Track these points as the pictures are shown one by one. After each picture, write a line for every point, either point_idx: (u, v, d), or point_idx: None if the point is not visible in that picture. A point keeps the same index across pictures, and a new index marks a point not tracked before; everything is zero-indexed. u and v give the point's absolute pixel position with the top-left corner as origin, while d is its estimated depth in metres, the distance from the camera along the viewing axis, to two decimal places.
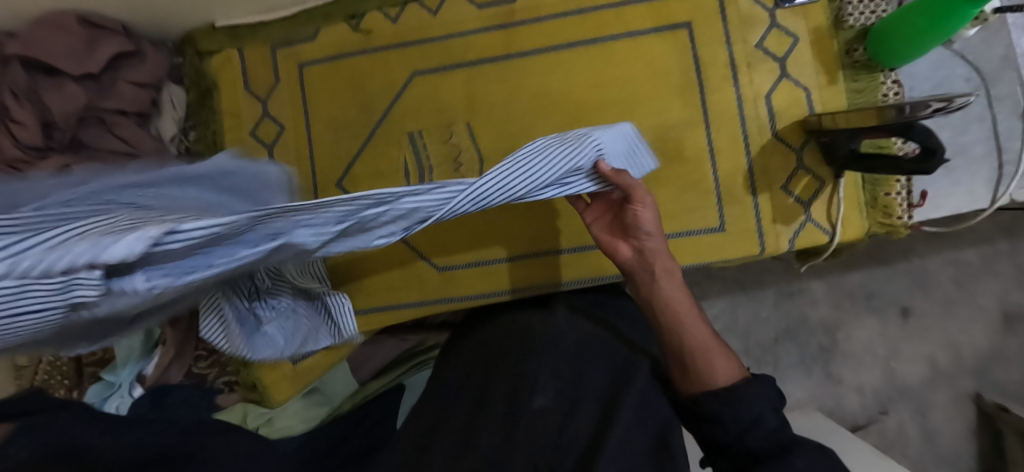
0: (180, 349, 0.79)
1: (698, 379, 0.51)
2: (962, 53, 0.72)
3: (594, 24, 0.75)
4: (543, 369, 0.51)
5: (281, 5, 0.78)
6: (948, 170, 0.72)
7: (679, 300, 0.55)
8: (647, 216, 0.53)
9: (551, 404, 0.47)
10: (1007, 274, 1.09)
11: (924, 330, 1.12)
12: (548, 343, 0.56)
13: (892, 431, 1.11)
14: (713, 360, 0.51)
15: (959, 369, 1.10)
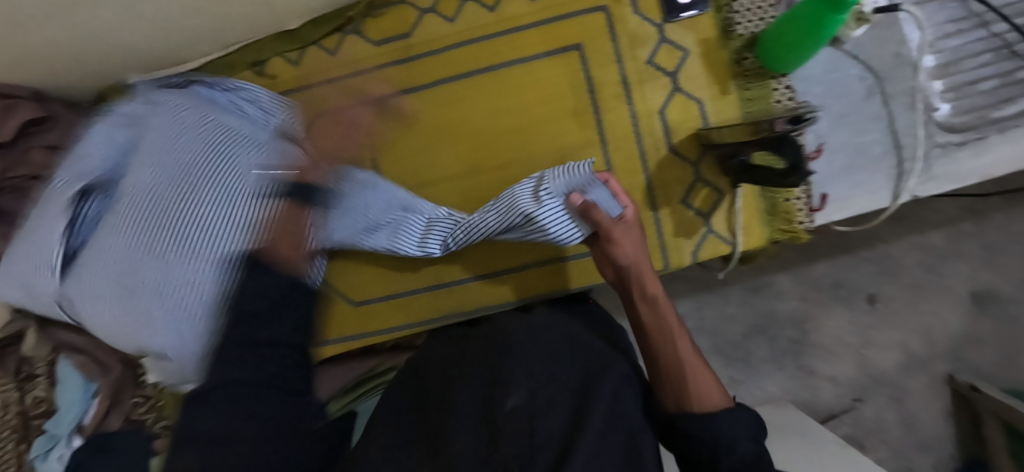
0: (117, 397, 0.82)
1: (683, 401, 0.48)
2: (853, 53, 0.72)
3: (487, 52, 0.76)
4: (517, 369, 0.48)
5: (188, 57, 0.81)
6: (848, 171, 0.72)
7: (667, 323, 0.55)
8: (628, 241, 0.58)
9: (526, 404, 0.43)
10: (976, 254, 1.02)
11: (892, 314, 1.04)
12: (523, 345, 0.53)
13: (869, 420, 1.04)
14: (700, 388, 0.48)
15: (933, 353, 1.03)
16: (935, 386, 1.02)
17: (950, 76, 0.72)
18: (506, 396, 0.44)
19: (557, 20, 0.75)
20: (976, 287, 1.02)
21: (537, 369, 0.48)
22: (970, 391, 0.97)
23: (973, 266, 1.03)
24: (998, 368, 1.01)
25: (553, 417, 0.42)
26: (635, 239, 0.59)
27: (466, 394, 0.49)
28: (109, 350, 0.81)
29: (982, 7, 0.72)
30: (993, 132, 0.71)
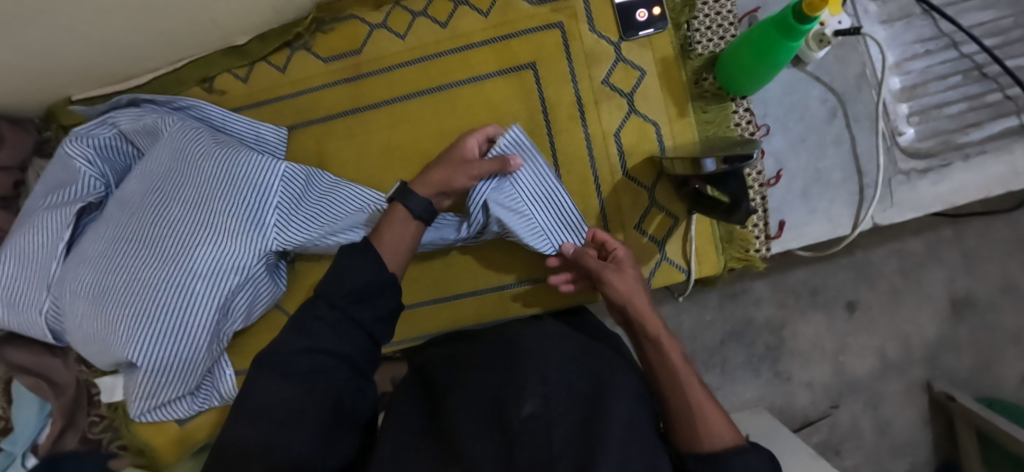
0: (72, 417, 0.80)
1: (697, 438, 0.43)
2: (815, 74, 0.69)
3: (438, 71, 0.74)
4: (533, 371, 0.42)
5: (131, 75, 0.77)
6: (807, 197, 0.70)
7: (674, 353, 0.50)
8: (627, 268, 0.57)
9: (543, 411, 0.37)
10: (956, 262, 0.91)
11: (871, 322, 0.93)
12: (535, 349, 0.47)
13: (845, 426, 0.93)
14: (715, 424, 0.43)
15: (911, 359, 0.93)
16: (912, 393, 0.92)
17: (916, 99, 0.70)
18: (518, 404, 0.39)
19: (509, 38, 0.73)
20: (956, 294, 0.91)
21: (549, 376, 0.42)
22: (946, 401, 0.87)
23: (952, 272, 0.92)
24: (978, 374, 0.91)
25: (566, 421, 0.37)
26: (631, 282, 0.56)
27: (468, 406, 0.42)
28: (64, 370, 0.80)
29: (951, 26, 0.69)
30: (958, 159, 0.69)
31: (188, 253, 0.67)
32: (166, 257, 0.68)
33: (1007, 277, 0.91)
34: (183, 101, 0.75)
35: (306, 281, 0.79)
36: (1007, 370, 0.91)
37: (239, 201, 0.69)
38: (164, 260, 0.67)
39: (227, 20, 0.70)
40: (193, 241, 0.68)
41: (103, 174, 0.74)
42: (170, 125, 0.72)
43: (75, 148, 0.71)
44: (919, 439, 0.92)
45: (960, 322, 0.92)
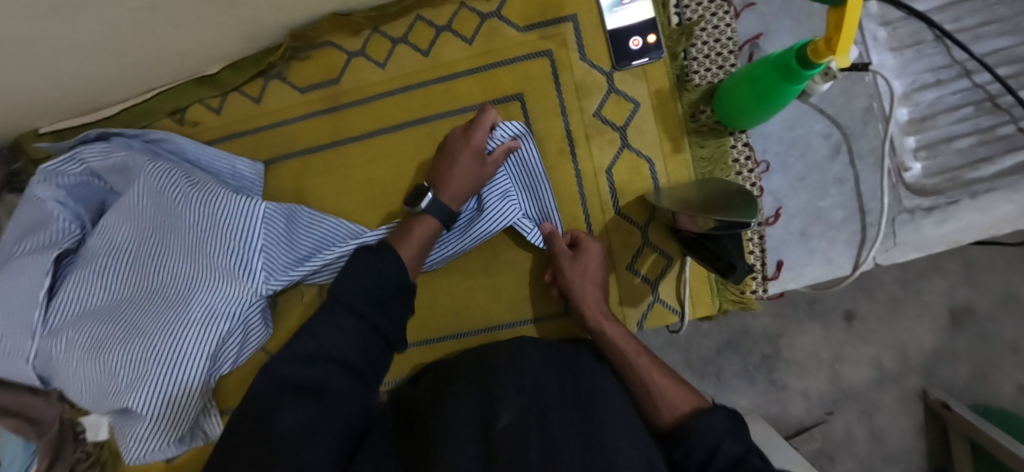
0: (58, 451, 0.77)
1: (656, 412, 0.49)
2: (819, 106, 0.66)
3: (420, 102, 0.70)
4: (506, 383, 0.42)
5: (100, 106, 0.73)
6: (805, 237, 0.67)
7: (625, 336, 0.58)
8: (585, 259, 0.63)
9: (519, 421, 0.37)
10: (955, 271, 0.84)
11: (868, 331, 0.86)
12: (512, 358, 0.47)
13: (838, 434, 0.86)
14: (669, 395, 0.49)
15: (907, 368, 0.85)
16: (908, 402, 0.85)
17: (925, 132, 0.66)
18: (496, 413, 0.39)
19: (495, 68, 0.69)
20: (955, 303, 0.84)
21: (543, 385, 0.43)
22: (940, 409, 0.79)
23: (951, 281, 0.84)
24: (976, 384, 0.84)
25: (565, 428, 0.37)
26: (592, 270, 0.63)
27: (452, 407, 0.41)
28: (46, 408, 0.77)
29: (964, 54, 0.65)
30: (965, 197, 0.65)
31: (186, 301, 0.64)
32: (155, 300, 0.65)
33: (1008, 286, 0.83)
34: (156, 134, 0.71)
35: (288, 322, 0.76)
36: (1007, 380, 0.83)
37: (224, 245, 0.66)
38: (155, 302, 0.65)
39: (194, 52, 0.66)
40: (184, 282, 0.65)
41: (79, 214, 0.71)
42: (143, 165, 0.67)
43: (46, 190, 0.68)
44: (913, 446, 0.85)
45: (959, 332, 0.84)
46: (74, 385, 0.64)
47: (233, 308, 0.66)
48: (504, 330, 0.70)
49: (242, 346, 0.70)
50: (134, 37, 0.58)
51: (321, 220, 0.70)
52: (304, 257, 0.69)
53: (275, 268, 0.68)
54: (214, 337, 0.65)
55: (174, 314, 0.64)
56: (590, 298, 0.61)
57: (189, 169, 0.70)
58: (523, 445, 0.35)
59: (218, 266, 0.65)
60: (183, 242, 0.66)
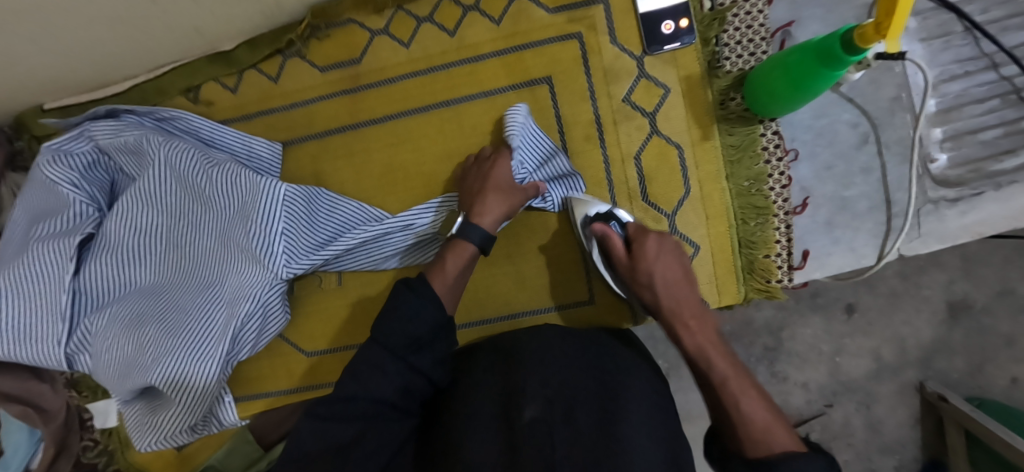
0: (64, 441, 0.77)
1: (741, 445, 0.44)
2: (848, 96, 0.66)
3: (445, 84, 0.69)
4: (531, 376, 0.44)
5: (107, 83, 0.70)
6: (831, 227, 0.67)
7: (717, 345, 0.53)
8: (659, 258, 0.58)
9: (544, 416, 0.39)
10: (954, 265, 0.85)
11: (868, 324, 0.86)
12: (538, 348, 0.49)
13: (836, 426, 0.87)
14: (773, 429, 0.43)
15: (905, 361, 0.86)
16: (906, 395, 0.85)
17: (950, 123, 0.67)
18: (520, 409, 0.41)
19: (522, 50, 0.67)
20: (954, 298, 0.85)
21: (570, 379, 0.45)
22: (938, 400, 0.80)
23: (950, 275, 0.85)
24: (971, 376, 0.84)
25: (584, 427, 0.39)
26: (668, 257, 0.59)
27: (475, 414, 0.43)
28: (52, 396, 0.74)
29: (992, 45, 0.65)
30: (989, 188, 0.65)
31: (218, 281, 0.65)
32: (190, 281, 0.66)
33: (1006, 281, 0.83)
34: (167, 112, 0.69)
35: (307, 309, 0.74)
36: (1002, 372, 0.84)
37: (248, 228, 0.64)
38: (189, 282, 0.66)
39: (213, 26, 0.63)
40: (216, 263, 0.66)
41: (93, 197, 0.68)
42: (158, 145, 0.65)
43: (57, 172, 0.65)
44: (910, 436, 0.85)
45: (958, 325, 0.85)
46: (102, 367, 0.64)
47: (261, 291, 0.65)
48: (527, 317, 0.69)
49: (265, 332, 0.69)
50: (156, 9, 0.56)
51: (342, 205, 0.70)
52: (325, 240, 0.68)
53: (303, 253, 0.66)
54: (243, 319, 0.65)
55: (208, 294, 0.65)
56: (683, 302, 0.56)
57: (205, 149, 0.68)
58: (549, 443, 0.36)
59: (246, 248, 0.64)
60: (215, 224, 0.66)
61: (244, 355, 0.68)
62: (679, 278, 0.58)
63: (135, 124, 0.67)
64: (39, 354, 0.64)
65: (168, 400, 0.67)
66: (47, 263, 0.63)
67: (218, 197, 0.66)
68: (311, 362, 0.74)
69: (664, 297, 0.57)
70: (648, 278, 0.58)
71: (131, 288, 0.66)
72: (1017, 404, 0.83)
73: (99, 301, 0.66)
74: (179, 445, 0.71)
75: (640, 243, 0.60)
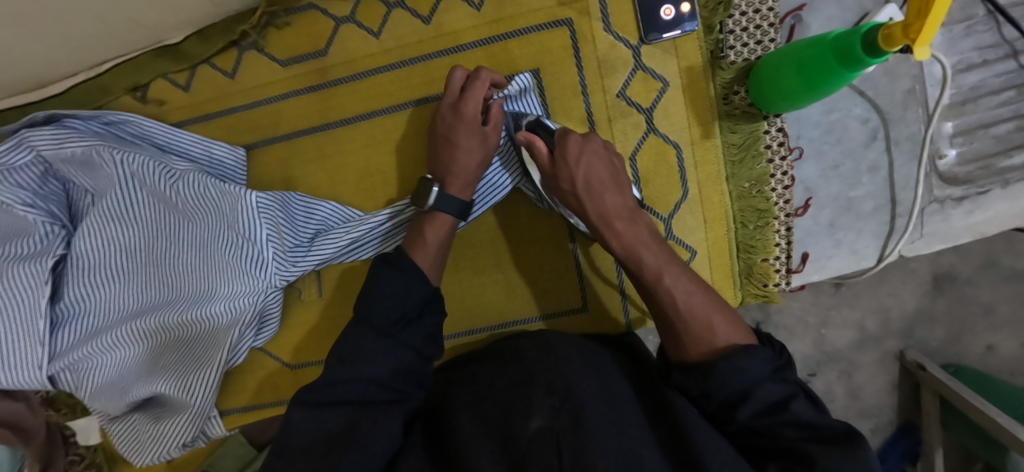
0: (49, 457, 0.74)
1: (682, 344, 0.42)
2: (860, 88, 0.62)
3: (422, 78, 0.62)
4: (534, 385, 0.40)
5: (43, 84, 0.62)
6: (833, 228, 0.64)
7: (647, 242, 0.49)
8: (583, 160, 0.51)
9: (552, 424, 0.35)
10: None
11: (855, 296, 0.85)
12: (538, 357, 0.46)
13: (819, 393, 0.88)
14: (712, 319, 0.42)
15: (888, 331, 0.85)
16: (886, 363, 0.86)
17: (963, 116, 0.63)
18: (525, 419, 0.37)
19: (507, 39, 0.61)
20: (939, 269, 0.84)
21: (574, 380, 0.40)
22: (917, 369, 0.81)
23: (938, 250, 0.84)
24: (949, 345, 0.85)
25: (601, 431, 0.35)
26: (598, 157, 0.52)
27: (473, 425, 0.40)
28: (32, 417, 0.71)
29: (1014, 32, 0.61)
30: (997, 186, 0.63)
31: (207, 293, 0.63)
32: (176, 295, 0.63)
33: (991, 253, 0.83)
34: (114, 115, 0.63)
35: (289, 322, 0.71)
36: (979, 340, 0.84)
37: (236, 238, 0.63)
38: (177, 297, 0.63)
39: (155, 18, 0.56)
40: (200, 276, 0.63)
41: (54, 213, 0.64)
42: (110, 157, 0.60)
43: (6, 191, 0.60)
44: (887, 402, 0.86)
45: (940, 297, 0.84)
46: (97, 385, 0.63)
47: (256, 298, 0.65)
48: (518, 326, 0.67)
49: (260, 334, 0.69)
50: (88, 2, 0.48)
51: (312, 205, 0.65)
52: (307, 243, 0.66)
53: (293, 262, 0.65)
54: (240, 327, 0.64)
55: (197, 307, 0.63)
56: (610, 207, 0.50)
57: (163, 156, 0.63)
58: (556, 451, 0.33)
59: (236, 257, 0.63)
60: (195, 235, 0.63)
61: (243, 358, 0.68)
62: (605, 179, 0.51)
63: (79, 130, 0.61)
64: (19, 381, 0.61)
65: (166, 411, 0.67)
66: (16, 289, 0.60)
67: (194, 207, 0.62)
68: (297, 375, 0.71)
69: (591, 201, 0.51)
70: (572, 185, 0.51)
71: (105, 307, 0.63)
72: (990, 372, 0.85)
73: (78, 321, 0.63)
74: (172, 457, 0.70)
75: (559, 146, 0.52)
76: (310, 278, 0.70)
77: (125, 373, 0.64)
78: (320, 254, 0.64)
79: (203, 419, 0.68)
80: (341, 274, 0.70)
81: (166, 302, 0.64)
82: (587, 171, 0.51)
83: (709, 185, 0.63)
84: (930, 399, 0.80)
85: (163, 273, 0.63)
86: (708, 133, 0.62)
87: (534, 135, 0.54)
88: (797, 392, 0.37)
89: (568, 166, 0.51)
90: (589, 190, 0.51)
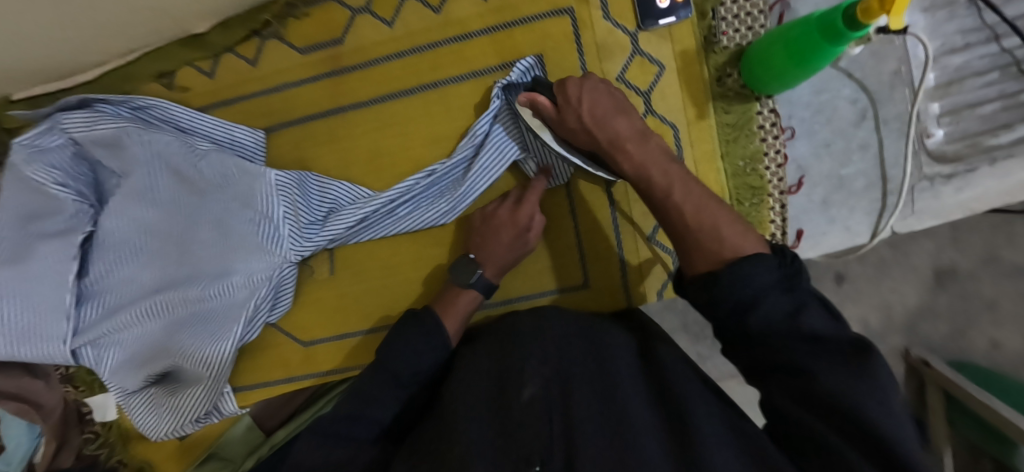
0: (63, 436, 0.77)
1: (691, 258, 0.40)
2: (848, 70, 0.65)
3: (431, 65, 0.66)
4: (529, 356, 0.42)
5: (76, 71, 0.67)
6: (827, 206, 0.67)
7: (659, 160, 0.47)
8: (584, 97, 0.52)
9: (544, 393, 0.38)
10: (943, 234, 0.84)
11: (857, 292, 0.86)
12: (535, 326, 0.48)
13: None
14: (718, 228, 0.39)
15: (890, 327, 0.86)
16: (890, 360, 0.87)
17: (949, 97, 0.65)
18: (519, 387, 0.39)
19: (511, 27, 0.65)
20: (941, 264, 0.84)
21: (567, 359, 0.43)
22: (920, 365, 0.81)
23: (939, 243, 0.84)
24: (953, 340, 0.85)
25: (588, 400, 0.38)
26: (600, 94, 0.53)
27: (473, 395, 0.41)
28: (47, 393, 0.75)
29: (995, 16, 0.63)
30: (984, 164, 0.65)
31: (226, 269, 0.67)
32: (198, 273, 0.67)
33: (992, 248, 0.83)
34: (143, 100, 0.67)
35: (302, 299, 0.74)
36: (983, 336, 0.84)
37: (254, 216, 0.66)
38: (199, 274, 0.67)
39: (182, 8, 0.60)
40: (222, 254, 0.67)
41: (82, 193, 0.68)
42: (139, 138, 0.64)
43: (39, 171, 0.64)
44: None
45: (942, 293, 0.85)
46: (121, 359, 0.68)
47: (273, 275, 0.68)
48: (523, 301, 0.69)
49: (276, 308, 0.72)
50: None
51: (326, 184, 0.69)
52: (321, 221, 0.69)
53: (309, 238, 0.68)
54: (258, 301, 0.68)
55: (217, 283, 0.67)
56: (620, 132, 0.50)
57: (187, 138, 0.67)
58: (547, 417, 0.36)
59: (254, 236, 0.66)
60: (217, 214, 0.67)
61: (257, 333, 0.71)
62: (611, 108, 0.52)
63: (108, 114, 0.65)
64: (44, 354, 0.66)
65: (182, 384, 0.70)
66: (50, 263, 0.65)
67: (215, 187, 0.66)
68: (308, 352, 0.73)
69: (600, 131, 0.51)
70: (579, 120, 0.53)
71: (129, 282, 0.68)
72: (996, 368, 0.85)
73: (105, 296, 0.68)
74: (186, 433, 0.72)
75: (560, 93, 0.54)
76: (322, 256, 0.73)
77: (145, 346, 0.68)
78: (333, 230, 0.67)
79: (218, 394, 0.70)
80: (354, 254, 0.72)
81: (185, 280, 0.67)
82: (591, 105, 0.52)
83: (706, 163, 0.65)
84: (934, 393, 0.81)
85: (184, 252, 0.67)
86: (703, 112, 0.65)
87: (536, 96, 0.58)
88: (809, 300, 0.33)
89: (572, 107, 0.53)
90: (597, 122, 0.51)
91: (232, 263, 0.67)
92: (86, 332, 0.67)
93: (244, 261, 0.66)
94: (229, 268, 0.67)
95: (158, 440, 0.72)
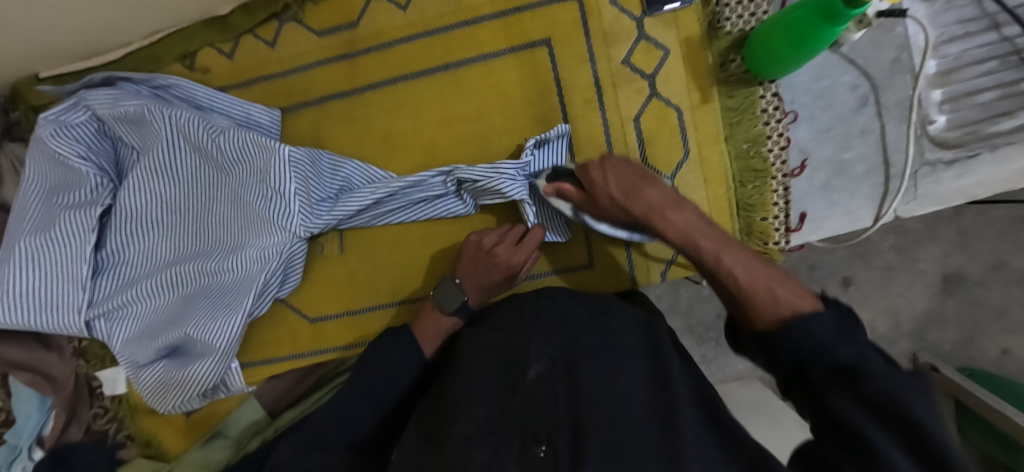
0: (74, 409, 0.78)
1: (746, 318, 0.40)
2: (850, 57, 0.66)
3: (443, 48, 0.69)
4: (534, 335, 0.43)
5: (103, 50, 0.70)
6: (828, 190, 0.68)
7: (701, 226, 0.48)
8: (608, 176, 0.55)
9: (549, 373, 0.39)
10: (950, 239, 0.83)
11: (863, 297, 0.85)
12: (537, 300, 0.48)
13: None
14: (771, 287, 0.39)
15: (899, 332, 0.85)
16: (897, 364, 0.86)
17: (949, 85, 0.67)
18: (525, 367, 0.40)
19: (521, 12, 0.67)
20: (948, 271, 0.84)
21: (573, 337, 0.44)
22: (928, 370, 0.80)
23: (946, 249, 0.83)
24: (962, 348, 0.84)
25: (594, 378, 0.39)
26: (621, 169, 0.55)
27: (480, 367, 0.42)
28: (61, 365, 0.77)
29: (995, 5, 0.65)
30: (986, 149, 0.66)
31: (239, 243, 0.68)
32: (212, 246, 0.69)
33: (999, 254, 0.82)
34: (164, 79, 0.70)
35: (312, 276, 0.75)
36: (992, 343, 0.83)
37: (268, 192, 0.68)
38: (213, 248, 0.69)
39: None
40: (236, 227, 0.68)
41: (102, 168, 0.70)
42: (159, 114, 0.66)
43: (64, 144, 0.67)
44: None
45: (950, 298, 0.84)
46: (133, 330, 0.69)
47: (285, 251, 0.69)
48: (528, 280, 0.70)
49: (286, 284, 0.73)
50: None
51: (337, 162, 0.70)
52: (332, 198, 0.70)
53: (319, 215, 0.69)
54: (269, 276, 0.69)
55: (231, 257, 0.68)
56: (653, 201, 0.51)
57: (205, 115, 0.69)
58: (554, 399, 0.37)
59: (267, 212, 0.68)
60: (232, 189, 0.69)
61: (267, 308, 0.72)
62: (637, 180, 0.53)
63: (131, 92, 0.68)
64: (58, 325, 0.67)
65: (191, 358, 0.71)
66: (69, 234, 0.67)
67: (231, 162, 0.68)
68: (317, 328, 0.75)
69: (633, 204, 0.53)
70: (610, 200, 0.55)
71: (145, 254, 0.70)
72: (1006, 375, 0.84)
73: (121, 268, 0.70)
74: (193, 407, 0.73)
75: (585, 177, 0.57)
76: (332, 234, 0.75)
77: (157, 319, 0.69)
78: (344, 208, 0.68)
79: (226, 368, 0.71)
80: (362, 233, 0.74)
81: (201, 253, 0.69)
82: (617, 187, 0.54)
83: (711, 146, 0.67)
84: (942, 398, 0.80)
85: (200, 226, 0.69)
86: (707, 96, 0.67)
87: (560, 183, 0.61)
88: (870, 350, 0.31)
89: (599, 187, 0.55)
90: (627, 201, 0.53)
91: (246, 238, 0.68)
92: (101, 303, 0.69)
93: (256, 235, 0.68)
94: (242, 243, 0.68)
95: (165, 413, 0.73)
